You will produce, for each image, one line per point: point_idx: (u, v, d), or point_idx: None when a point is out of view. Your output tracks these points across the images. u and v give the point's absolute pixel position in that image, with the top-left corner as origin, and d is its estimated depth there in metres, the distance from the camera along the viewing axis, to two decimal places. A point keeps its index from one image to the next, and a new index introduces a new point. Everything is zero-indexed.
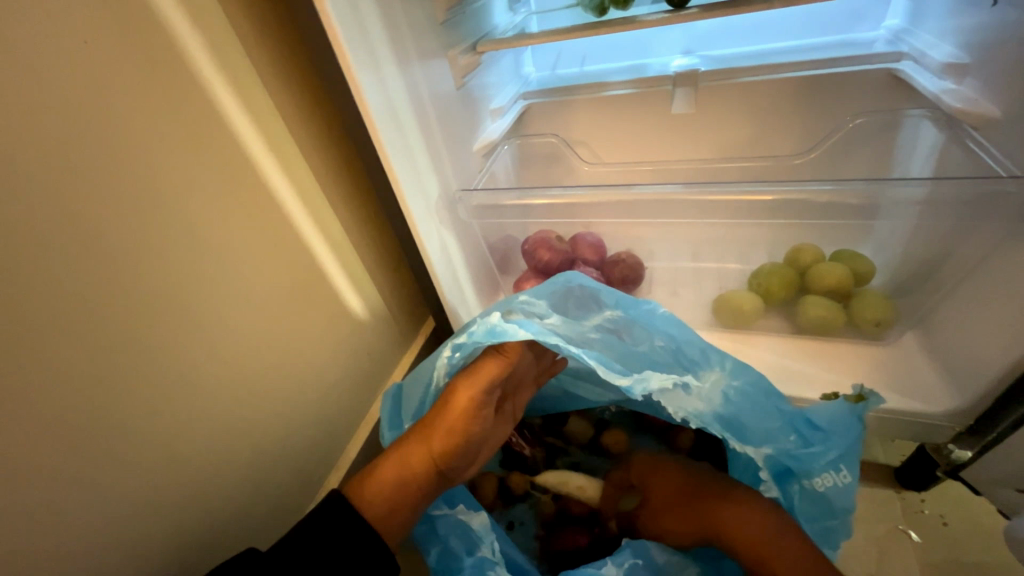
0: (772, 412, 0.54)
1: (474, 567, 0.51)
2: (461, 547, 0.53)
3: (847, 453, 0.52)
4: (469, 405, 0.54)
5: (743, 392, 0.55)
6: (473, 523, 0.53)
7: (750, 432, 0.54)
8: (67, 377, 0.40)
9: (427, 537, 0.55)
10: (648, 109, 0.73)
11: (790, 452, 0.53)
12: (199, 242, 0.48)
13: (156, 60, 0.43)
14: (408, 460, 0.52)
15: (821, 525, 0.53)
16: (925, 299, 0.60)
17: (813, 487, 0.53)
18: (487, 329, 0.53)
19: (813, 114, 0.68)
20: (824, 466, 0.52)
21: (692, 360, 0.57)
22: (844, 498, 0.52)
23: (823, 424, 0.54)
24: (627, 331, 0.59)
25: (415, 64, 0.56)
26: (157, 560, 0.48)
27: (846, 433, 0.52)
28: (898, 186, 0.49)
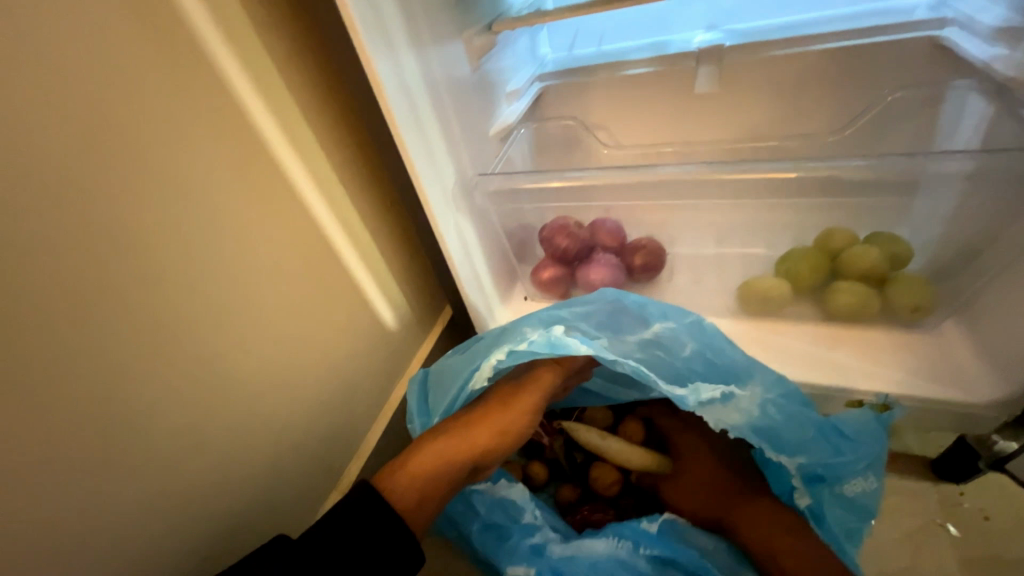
0: (807, 422, 0.54)
1: (522, 532, 0.56)
2: (504, 518, 0.57)
3: (877, 460, 0.53)
4: (517, 411, 0.55)
5: (780, 405, 0.54)
6: (513, 494, 0.57)
7: (787, 443, 0.53)
8: (96, 366, 0.41)
9: (465, 516, 0.58)
10: (670, 88, 0.71)
11: (825, 461, 0.53)
12: (219, 232, 0.48)
13: (169, 48, 0.42)
14: (444, 455, 0.53)
15: (849, 530, 0.53)
16: (969, 282, 0.56)
17: (843, 492, 0.53)
18: (546, 341, 0.52)
19: (846, 88, 0.64)
20: (856, 473, 0.53)
21: (728, 370, 0.56)
22: (873, 502, 0.53)
23: (850, 432, 0.54)
24: (667, 349, 0.58)
25: (431, 47, 0.55)
26: (187, 540, 0.50)
27: (871, 439, 0.53)
28: (940, 159, 0.47)
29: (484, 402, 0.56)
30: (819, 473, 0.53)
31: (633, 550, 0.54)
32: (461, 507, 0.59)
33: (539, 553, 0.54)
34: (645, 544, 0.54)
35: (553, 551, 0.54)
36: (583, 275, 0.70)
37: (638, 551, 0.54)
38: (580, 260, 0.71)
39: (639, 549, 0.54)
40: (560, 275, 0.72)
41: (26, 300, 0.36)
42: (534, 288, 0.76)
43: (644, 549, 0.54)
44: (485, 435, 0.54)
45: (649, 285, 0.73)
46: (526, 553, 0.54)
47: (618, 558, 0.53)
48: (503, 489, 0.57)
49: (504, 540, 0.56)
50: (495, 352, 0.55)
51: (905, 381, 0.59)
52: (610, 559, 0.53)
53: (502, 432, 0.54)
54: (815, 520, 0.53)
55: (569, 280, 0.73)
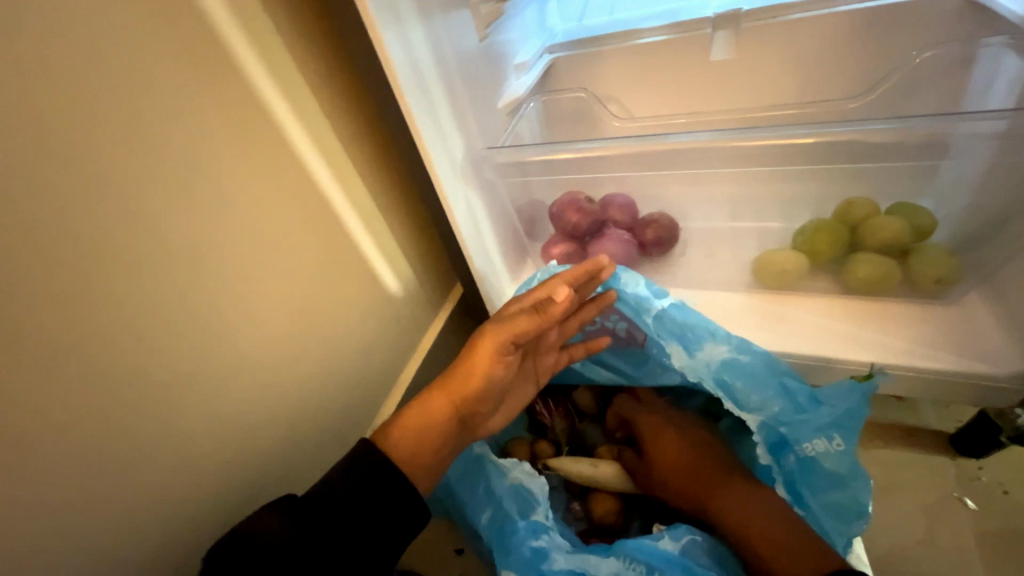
0: (772, 384, 0.56)
1: (528, 531, 0.51)
2: (515, 510, 0.53)
3: (842, 422, 0.52)
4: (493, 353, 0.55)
5: (745, 364, 0.57)
6: (532, 487, 0.53)
7: (746, 397, 0.56)
8: (115, 340, 0.42)
9: (476, 500, 0.56)
10: (686, 56, 0.68)
11: (782, 420, 0.54)
12: (228, 206, 0.48)
13: (173, 16, 0.41)
14: (431, 405, 0.54)
15: (833, 506, 0.52)
16: (997, 252, 0.55)
17: (804, 454, 0.53)
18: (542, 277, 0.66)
19: (871, 51, 0.62)
20: (811, 434, 0.52)
21: (699, 334, 0.59)
22: (838, 464, 0.52)
23: (823, 397, 0.53)
24: (671, 328, 0.60)
25: (438, 15, 0.53)
26: (207, 508, 0.51)
27: (843, 404, 0.52)
28: (970, 119, 0.45)
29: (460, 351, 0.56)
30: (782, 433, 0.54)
31: (646, 574, 0.48)
32: (473, 489, 0.57)
33: (539, 558, 0.50)
34: (662, 570, 0.48)
35: (555, 559, 0.49)
36: (593, 251, 0.69)
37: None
38: (591, 236, 0.70)
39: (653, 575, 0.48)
40: (571, 252, 0.71)
41: (44, 275, 0.37)
42: (545, 265, 0.75)
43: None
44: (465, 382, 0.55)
45: (661, 261, 0.72)
46: (527, 556, 0.50)
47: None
48: (522, 474, 0.53)
49: (507, 533, 0.52)
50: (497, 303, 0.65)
51: (925, 354, 0.57)
52: None
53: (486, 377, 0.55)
54: (792, 493, 0.53)
55: (580, 256, 0.72)
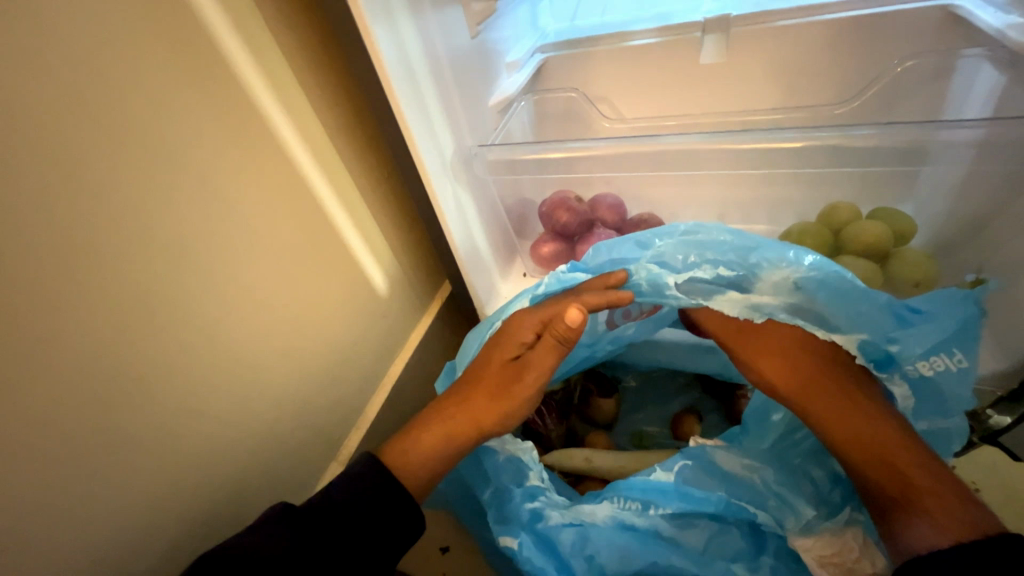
0: (872, 301, 0.51)
1: (523, 496, 0.52)
2: (510, 480, 0.54)
3: (952, 331, 0.50)
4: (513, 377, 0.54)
5: (827, 285, 0.52)
6: (522, 454, 0.53)
7: (840, 323, 0.52)
8: (91, 334, 0.40)
9: (477, 479, 0.56)
10: (676, 58, 0.69)
11: (890, 338, 0.51)
12: (214, 200, 0.47)
13: (158, 7, 0.41)
14: (439, 438, 0.52)
15: (943, 412, 0.52)
16: (972, 258, 0.57)
17: (921, 368, 0.51)
18: (556, 279, 0.57)
19: (855, 59, 0.63)
20: (927, 349, 0.51)
21: (753, 264, 0.54)
22: (956, 378, 0.51)
23: (924, 309, 0.51)
24: (724, 263, 0.54)
25: (429, 11, 0.53)
26: (188, 507, 0.50)
27: (952, 319, 0.50)
28: (950, 128, 0.46)
29: (472, 374, 0.55)
30: (890, 351, 0.51)
31: (642, 510, 0.50)
32: (472, 470, 0.57)
33: (537, 518, 0.51)
34: (657, 503, 0.51)
35: (550, 516, 0.51)
36: (581, 250, 0.70)
37: (648, 511, 0.50)
38: (580, 235, 0.70)
39: (650, 510, 0.51)
40: (560, 251, 0.71)
41: (15, 267, 0.36)
42: (534, 264, 0.75)
43: (655, 509, 0.51)
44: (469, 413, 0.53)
45: None
46: (525, 519, 0.51)
47: (622, 521, 0.50)
48: (512, 444, 0.54)
49: (506, 504, 0.53)
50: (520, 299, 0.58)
51: None
52: (612, 522, 0.50)
53: (506, 399, 0.54)
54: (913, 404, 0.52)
55: (568, 255, 0.72)
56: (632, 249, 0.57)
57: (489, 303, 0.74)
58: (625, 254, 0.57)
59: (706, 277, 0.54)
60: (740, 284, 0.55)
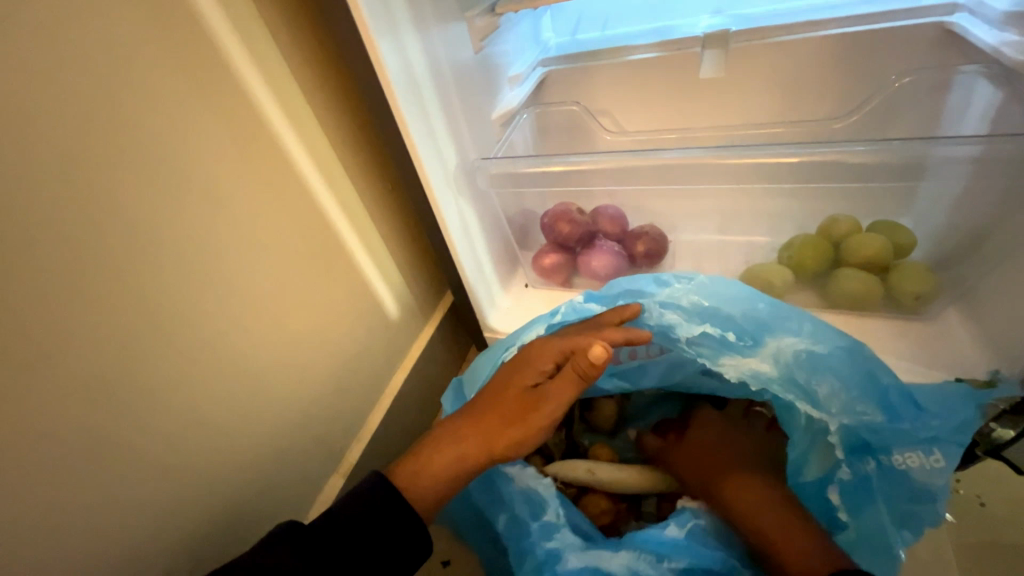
0: (867, 383, 0.52)
1: (541, 532, 0.51)
2: (526, 512, 0.53)
3: (944, 437, 0.49)
4: (528, 406, 0.52)
5: (827, 359, 0.53)
6: (539, 488, 0.52)
7: (829, 402, 0.51)
8: (92, 344, 0.40)
9: (493, 505, 0.56)
10: (676, 72, 0.70)
11: (874, 426, 0.51)
12: (220, 213, 0.48)
13: (168, 26, 0.42)
14: (449, 459, 0.51)
15: (905, 517, 0.51)
16: (971, 270, 0.57)
17: (895, 465, 0.51)
18: (573, 308, 0.60)
19: (853, 74, 0.64)
20: (911, 445, 0.50)
21: (761, 326, 0.55)
22: (933, 479, 0.49)
23: (924, 404, 0.51)
24: (729, 322, 0.56)
25: (433, 27, 0.54)
26: (188, 520, 0.50)
27: (956, 418, 0.50)
28: (947, 144, 0.47)
29: (487, 397, 0.54)
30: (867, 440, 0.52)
31: (656, 563, 0.48)
32: (487, 495, 0.57)
33: (552, 560, 0.49)
34: (670, 557, 0.48)
35: (569, 560, 0.48)
36: (584, 262, 0.71)
37: (663, 564, 0.48)
38: (582, 246, 0.71)
39: (663, 562, 0.48)
40: (561, 262, 0.72)
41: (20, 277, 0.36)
42: (535, 275, 0.76)
43: (669, 562, 0.48)
44: (481, 436, 0.52)
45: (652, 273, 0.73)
46: (541, 558, 0.49)
47: (636, 572, 0.48)
48: (529, 477, 0.53)
49: (523, 538, 0.52)
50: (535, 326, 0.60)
51: (907, 369, 0.59)
52: (627, 572, 0.48)
53: (520, 427, 0.51)
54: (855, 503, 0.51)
55: (570, 266, 0.73)
56: (649, 284, 0.60)
57: (490, 314, 0.75)
58: (640, 291, 0.59)
59: (712, 336, 0.55)
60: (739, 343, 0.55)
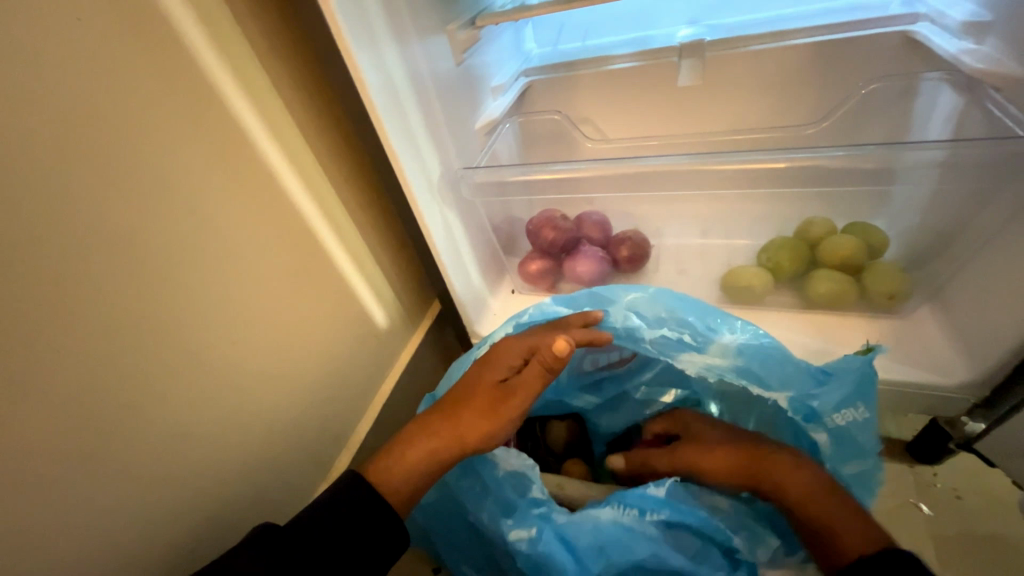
0: (791, 365, 0.54)
1: (529, 503, 0.51)
2: (512, 492, 0.52)
3: (861, 390, 0.52)
4: (498, 399, 0.53)
5: (762, 348, 0.56)
6: (522, 466, 0.52)
7: (773, 382, 0.54)
8: (75, 360, 0.40)
9: (475, 495, 0.54)
10: (655, 81, 0.72)
11: (807, 396, 0.53)
12: (205, 226, 0.48)
13: (150, 42, 0.42)
14: (421, 453, 0.52)
15: (860, 472, 0.52)
16: (941, 270, 0.59)
17: (834, 425, 0.52)
18: (542, 311, 0.62)
19: (824, 82, 0.66)
20: (838, 402, 0.52)
21: (708, 327, 0.58)
22: (867, 432, 0.52)
23: (833, 370, 0.54)
24: (684, 325, 0.58)
25: (414, 40, 0.55)
26: (175, 534, 0.50)
27: (857, 376, 0.52)
28: (915, 148, 0.49)
29: (458, 393, 0.54)
30: (809, 408, 0.53)
31: (639, 517, 0.48)
32: (468, 486, 0.55)
33: (545, 520, 0.49)
34: (651, 510, 0.48)
35: (558, 518, 0.49)
36: (569, 267, 0.72)
37: (645, 518, 0.48)
38: (566, 252, 0.72)
39: (647, 517, 0.48)
40: (547, 268, 0.73)
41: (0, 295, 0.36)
42: (521, 281, 0.77)
43: (651, 515, 0.48)
44: (452, 430, 0.52)
45: (635, 277, 0.74)
46: (534, 524, 0.49)
47: (624, 526, 0.48)
48: (512, 456, 0.53)
49: (511, 512, 0.51)
50: (505, 325, 0.62)
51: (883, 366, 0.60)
52: (616, 525, 0.48)
53: (490, 420, 0.52)
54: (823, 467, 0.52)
55: (555, 272, 0.74)
56: (609, 291, 0.61)
57: (478, 322, 0.75)
58: (602, 297, 0.61)
59: (671, 336, 0.57)
60: (692, 341, 0.57)
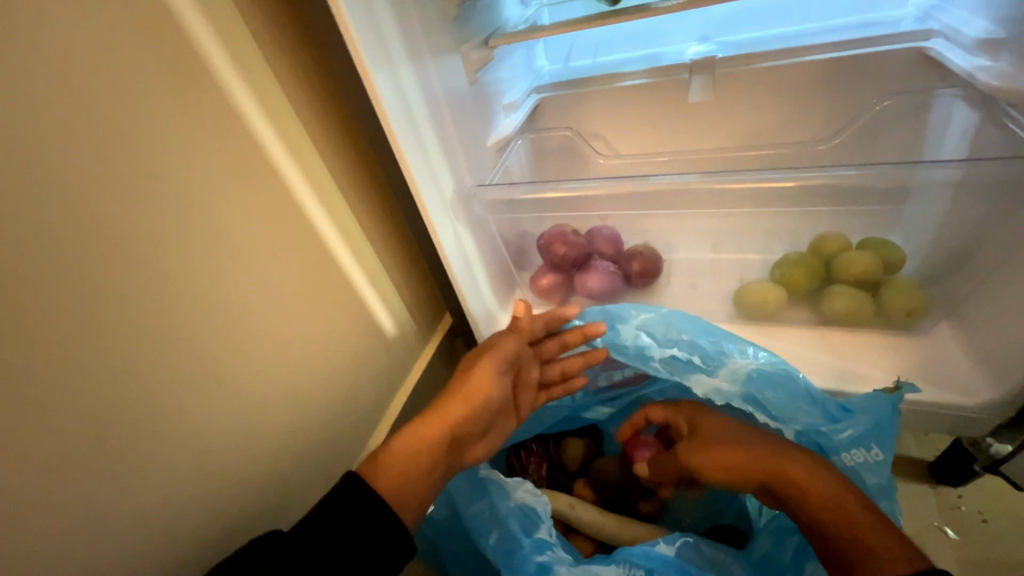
0: (802, 396, 0.54)
1: (532, 548, 0.49)
2: (518, 528, 0.51)
3: (878, 431, 0.51)
4: (512, 398, 0.60)
5: (777, 376, 0.55)
6: (535, 505, 0.51)
7: (777, 408, 0.55)
8: (91, 380, 0.40)
9: (483, 520, 0.53)
10: (667, 97, 0.72)
11: (817, 427, 0.53)
12: (226, 243, 0.49)
13: (179, 66, 0.43)
14: (412, 437, 0.52)
15: None
16: (960, 286, 0.58)
17: (841, 464, 0.52)
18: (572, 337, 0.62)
19: (837, 98, 0.66)
20: (851, 442, 0.51)
21: (721, 350, 0.58)
22: (878, 476, 0.50)
23: (853, 406, 0.53)
24: (695, 347, 0.59)
25: (428, 61, 0.56)
26: (189, 553, 0.50)
27: (877, 415, 0.51)
28: (929, 168, 0.49)
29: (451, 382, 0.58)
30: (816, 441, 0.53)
31: None
32: (478, 510, 0.54)
33: (544, 573, 0.48)
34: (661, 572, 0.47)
35: (559, 572, 0.47)
36: (580, 282, 0.72)
37: None
38: (578, 267, 0.72)
39: None
40: (557, 282, 0.74)
41: (21, 317, 0.36)
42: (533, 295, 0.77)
43: None
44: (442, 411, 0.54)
45: (646, 292, 0.74)
46: (532, 572, 0.48)
47: None
48: (526, 495, 0.51)
49: (512, 552, 0.50)
50: None
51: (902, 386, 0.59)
52: None
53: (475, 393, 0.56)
54: None
55: (566, 286, 0.75)
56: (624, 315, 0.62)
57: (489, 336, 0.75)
58: (615, 321, 0.62)
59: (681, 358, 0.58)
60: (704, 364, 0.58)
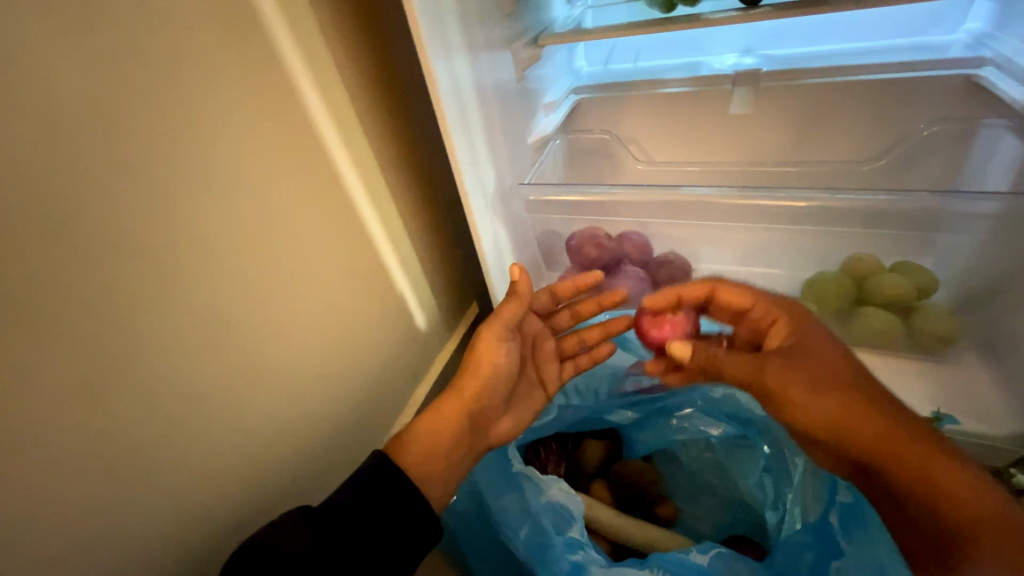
0: None
1: (565, 546, 0.51)
2: (551, 525, 0.52)
3: None
4: (525, 369, 0.59)
5: None
6: (569, 504, 0.52)
7: None
8: (148, 346, 0.42)
9: (512, 517, 0.54)
10: (708, 107, 0.72)
11: None
12: (274, 220, 0.50)
13: (245, 47, 0.45)
14: (429, 417, 0.53)
15: None
16: (991, 315, 0.58)
17: None
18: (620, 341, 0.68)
19: (881, 120, 0.66)
20: None
21: None
22: None
23: None
24: None
25: (483, 53, 0.56)
26: (220, 524, 0.51)
27: None
28: (966, 199, 0.50)
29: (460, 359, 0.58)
30: None
31: None
32: (507, 504, 0.55)
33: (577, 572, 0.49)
34: None
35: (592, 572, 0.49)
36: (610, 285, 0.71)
37: None
38: (608, 271, 0.72)
39: None
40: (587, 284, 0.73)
41: (90, 278, 0.37)
42: None
43: None
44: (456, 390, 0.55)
45: None
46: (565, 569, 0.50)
47: None
48: (561, 495, 0.52)
49: (545, 548, 0.52)
50: None
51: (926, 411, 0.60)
52: None
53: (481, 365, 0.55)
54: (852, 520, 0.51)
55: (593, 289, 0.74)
56: None
57: None
58: None
59: None
60: None
